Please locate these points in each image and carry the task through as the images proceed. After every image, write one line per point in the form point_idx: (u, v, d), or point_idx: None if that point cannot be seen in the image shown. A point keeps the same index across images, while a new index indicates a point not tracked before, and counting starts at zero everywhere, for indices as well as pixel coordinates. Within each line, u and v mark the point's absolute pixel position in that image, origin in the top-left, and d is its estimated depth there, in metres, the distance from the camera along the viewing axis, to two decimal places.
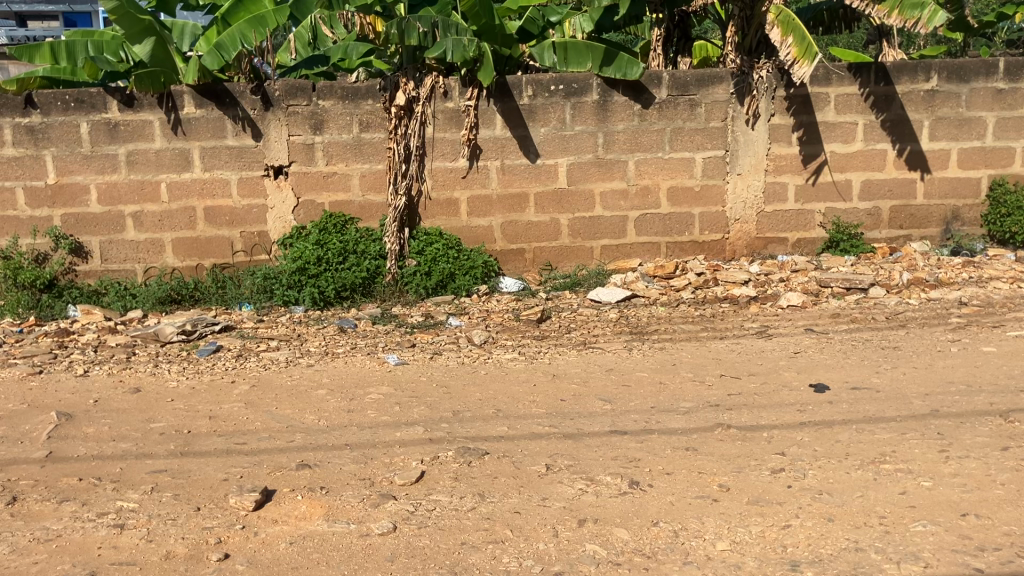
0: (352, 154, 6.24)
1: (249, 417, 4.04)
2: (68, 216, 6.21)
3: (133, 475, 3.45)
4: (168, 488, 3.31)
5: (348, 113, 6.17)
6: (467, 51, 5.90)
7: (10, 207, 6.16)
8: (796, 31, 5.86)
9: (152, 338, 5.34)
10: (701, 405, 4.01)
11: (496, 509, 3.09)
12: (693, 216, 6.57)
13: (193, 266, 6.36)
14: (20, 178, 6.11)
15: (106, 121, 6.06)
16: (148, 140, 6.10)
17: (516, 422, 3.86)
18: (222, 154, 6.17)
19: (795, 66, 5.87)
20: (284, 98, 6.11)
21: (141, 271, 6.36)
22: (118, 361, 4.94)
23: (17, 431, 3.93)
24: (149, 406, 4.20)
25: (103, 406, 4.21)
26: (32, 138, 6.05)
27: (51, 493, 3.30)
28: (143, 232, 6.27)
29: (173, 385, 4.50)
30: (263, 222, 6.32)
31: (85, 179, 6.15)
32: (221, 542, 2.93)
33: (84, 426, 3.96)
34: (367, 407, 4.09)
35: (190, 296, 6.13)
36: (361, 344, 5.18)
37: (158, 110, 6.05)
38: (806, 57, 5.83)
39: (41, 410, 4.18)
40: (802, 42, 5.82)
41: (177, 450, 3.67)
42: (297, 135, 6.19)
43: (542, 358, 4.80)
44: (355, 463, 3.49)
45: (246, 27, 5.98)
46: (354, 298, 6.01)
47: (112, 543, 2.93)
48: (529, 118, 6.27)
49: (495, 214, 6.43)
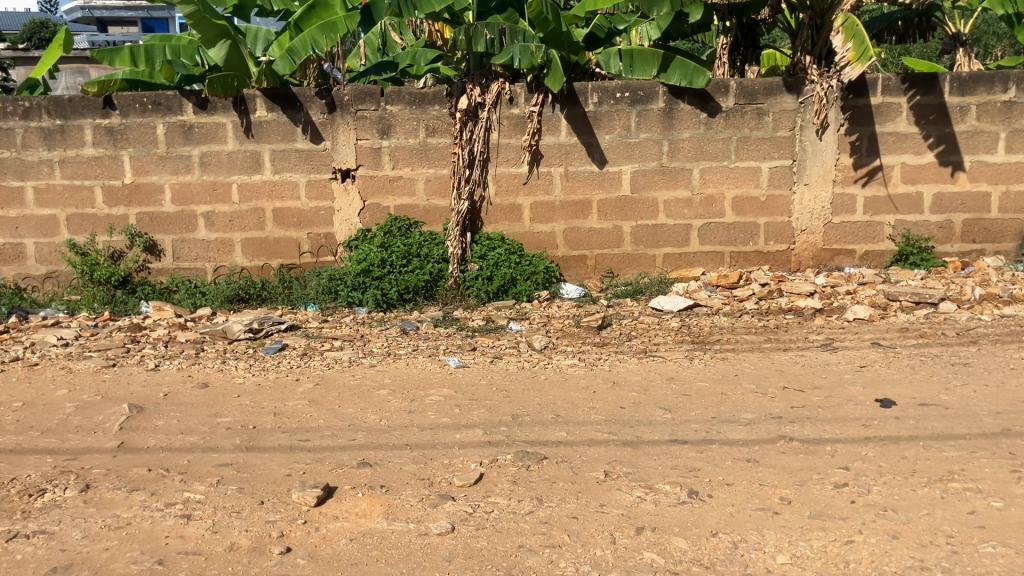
0: (418, 159, 6.32)
1: (313, 414, 4.12)
2: (143, 214, 6.40)
3: (201, 467, 3.53)
4: (234, 481, 3.39)
5: (415, 118, 6.25)
6: (534, 58, 5.93)
7: (88, 205, 6.38)
8: (857, 36, 5.92)
9: (220, 335, 5.48)
10: (762, 416, 3.96)
11: (554, 513, 3.10)
12: (759, 225, 6.49)
13: (261, 266, 6.50)
14: (100, 177, 6.32)
15: (181, 123, 6.23)
16: (221, 142, 6.25)
17: (575, 428, 3.86)
18: (291, 157, 6.30)
19: (849, 68, 5.98)
20: (353, 102, 6.20)
21: (211, 269, 6.51)
22: (187, 357, 5.07)
23: (91, 421, 4.06)
24: (216, 402, 4.29)
25: (173, 400, 4.33)
26: (112, 139, 6.25)
27: (121, 482, 3.41)
28: (215, 231, 6.43)
29: (240, 381, 4.60)
30: (330, 224, 6.43)
31: (160, 178, 6.33)
32: (284, 536, 2.99)
33: (155, 418, 4.08)
34: (427, 408, 4.13)
35: (258, 295, 6.29)
36: (423, 346, 5.23)
37: (231, 113, 6.20)
38: (862, 61, 5.90)
39: (114, 402, 4.31)
40: (860, 48, 5.89)
41: (243, 444, 3.76)
42: (365, 139, 6.28)
43: (603, 364, 4.79)
44: (416, 463, 3.53)
45: (317, 32, 6.04)
46: (417, 300, 6.08)
47: (179, 532, 3.01)
48: (594, 124, 6.26)
49: (557, 221, 6.45)
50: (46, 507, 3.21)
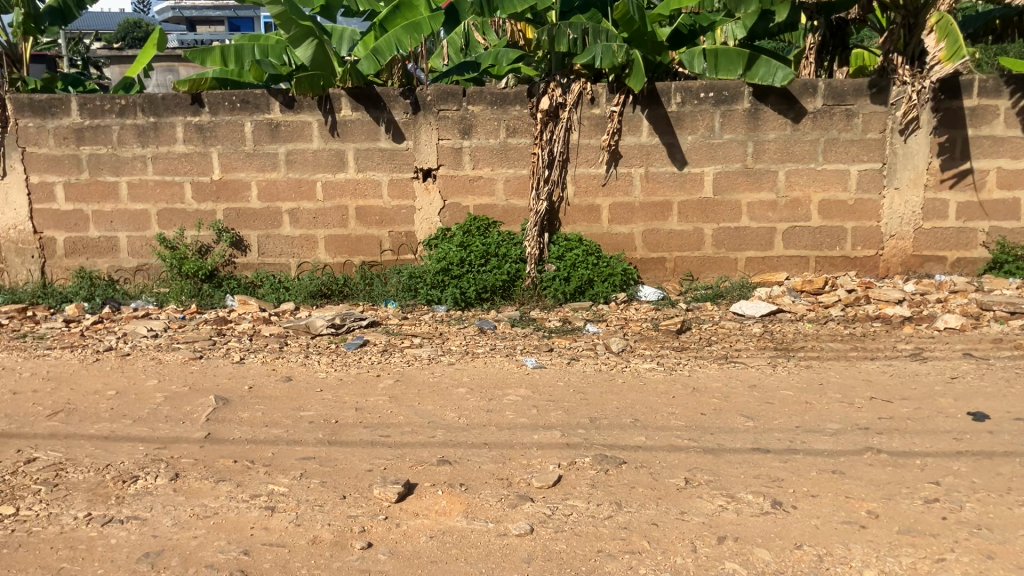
0: (498, 159, 6.33)
1: (393, 410, 4.16)
2: (230, 210, 6.56)
3: (285, 460, 3.60)
4: (317, 475, 3.45)
5: (496, 118, 6.26)
6: (615, 57, 5.88)
7: (179, 201, 6.56)
8: (951, 35, 5.68)
9: (304, 330, 5.58)
10: (848, 427, 3.86)
11: (634, 519, 3.07)
12: (845, 230, 6.34)
13: (343, 263, 6.60)
14: (190, 174, 6.50)
15: (269, 121, 6.36)
16: (307, 141, 6.37)
17: (655, 433, 3.82)
18: (374, 156, 6.38)
19: (939, 68, 5.77)
20: (436, 102, 6.24)
21: (295, 265, 6.64)
22: (272, 350, 5.18)
23: (180, 411, 4.18)
24: (299, 396, 4.37)
25: (257, 393, 4.42)
26: (202, 136, 6.42)
27: (209, 472, 3.50)
28: (299, 228, 6.56)
29: (322, 376, 4.69)
30: (411, 223, 6.50)
31: (247, 176, 6.48)
32: (365, 531, 3.03)
33: (240, 410, 4.18)
34: (505, 408, 4.14)
35: (340, 291, 6.42)
36: (501, 346, 5.24)
37: (317, 112, 6.31)
38: (952, 60, 5.67)
39: (201, 393, 4.43)
40: (953, 46, 5.65)
41: (325, 438, 3.82)
42: (446, 139, 6.33)
43: (683, 369, 4.73)
44: (494, 462, 3.54)
45: (402, 32, 6.12)
46: (494, 299, 6.11)
47: (263, 524, 3.07)
48: (677, 125, 6.19)
49: (637, 222, 6.40)
50: (138, 494, 3.33)
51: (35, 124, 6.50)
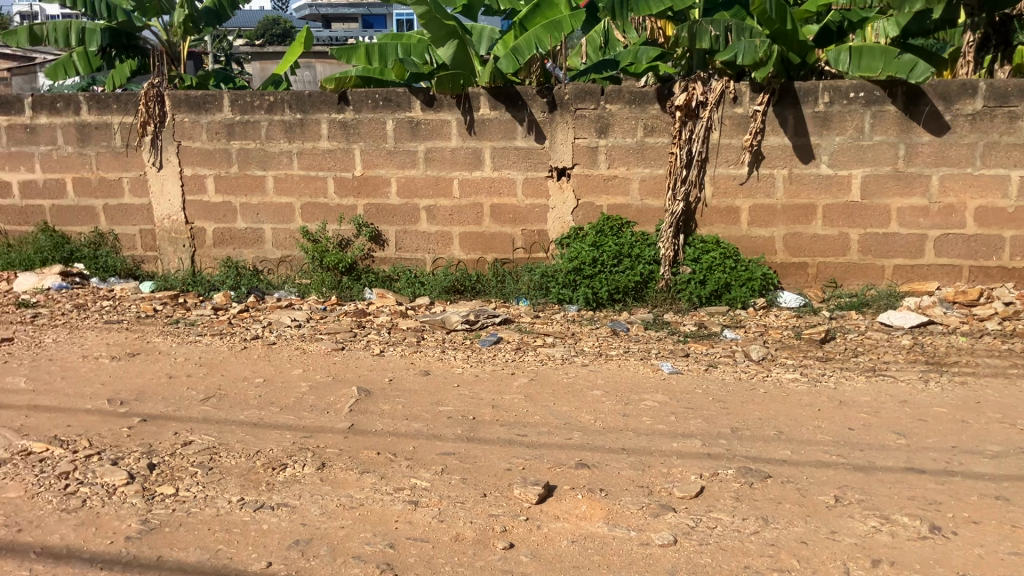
0: (635, 158, 6.26)
1: (530, 409, 4.17)
2: (370, 206, 6.73)
3: (426, 454, 3.67)
4: (457, 471, 3.49)
5: (634, 117, 6.20)
6: (757, 54, 5.72)
7: (322, 195, 6.77)
8: None
9: (439, 325, 5.66)
10: (1011, 450, 3.64)
11: (782, 536, 2.97)
12: (1004, 239, 5.99)
13: (477, 260, 6.68)
14: (332, 169, 6.69)
15: (409, 119, 6.48)
16: (445, 139, 6.46)
17: (801, 447, 3.69)
18: (511, 154, 6.41)
19: None
20: (573, 101, 6.22)
21: (430, 260, 6.77)
22: (409, 344, 5.29)
23: (324, 401, 4.33)
24: (437, 390, 4.45)
25: (397, 385, 4.53)
26: (345, 133, 6.59)
27: (354, 463, 3.59)
28: (435, 224, 6.67)
29: (459, 371, 4.75)
30: (544, 221, 6.51)
31: (387, 172, 6.62)
32: (507, 530, 3.04)
33: (381, 402, 4.29)
34: (643, 413, 4.09)
35: (473, 287, 6.48)
36: (635, 349, 5.18)
37: (456, 111, 6.39)
38: None
39: (343, 383, 4.56)
40: None
41: (464, 434, 3.86)
42: (583, 138, 6.30)
43: (827, 381, 4.56)
44: (634, 469, 3.50)
45: (541, 31, 6.13)
46: (627, 301, 6.06)
47: (408, 518, 3.13)
48: (823, 126, 5.98)
49: (778, 225, 6.22)
50: (287, 481, 3.45)
51: (190, 120, 6.84)
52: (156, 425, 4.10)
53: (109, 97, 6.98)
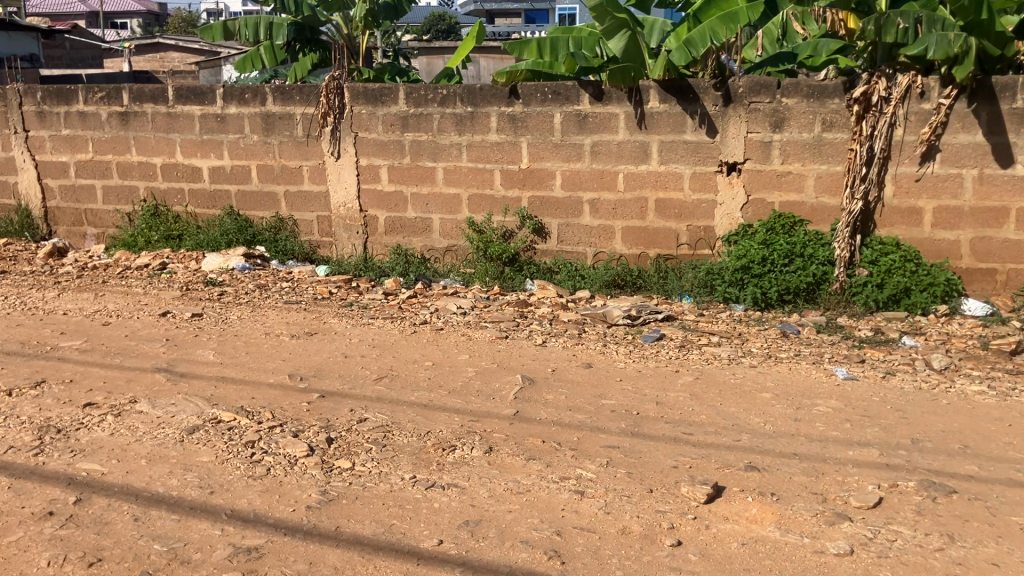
0: (811, 154, 6.06)
1: (696, 408, 4.12)
2: (535, 198, 6.82)
3: (591, 445, 3.72)
4: (623, 465, 3.52)
5: (812, 112, 5.99)
6: (951, 47, 5.38)
7: (488, 187, 6.91)
8: None
9: (600, 319, 5.67)
10: None
11: (969, 556, 2.82)
12: None
13: (639, 255, 6.64)
14: (500, 162, 6.82)
15: (578, 112, 6.51)
16: (613, 132, 6.45)
17: (990, 463, 3.48)
18: (679, 148, 6.33)
19: None
20: (748, 94, 6.07)
21: (592, 254, 6.78)
22: (571, 336, 5.33)
23: (491, 387, 4.49)
24: (601, 383, 4.48)
25: (560, 375, 4.61)
26: (514, 125, 6.70)
27: (520, 448, 3.73)
28: (598, 218, 6.67)
29: (622, 366, 4.75)
30: (711, 218, 6.40)
31: (553, 165, 6.68)
32: (674, 528, 3.05)
33: (545, 391, 4.39)
34: (815, 419, 3.95)
35: (634, 282, 6.50)
36: (806, 352, 5.02)
37: (625, 104, 6.37)
38: None
39: (508, 371, 4.71)
40: None
41: (629, 429, 3.87)
42: (756, 132, 6.13)
43: (1019, 396, 4.26)
44: (806, 475, 3.39)
45: (717, 23, 6.05)
46: (797, 302, 5.91)
47: (574, 507, 3.22)
48: (1021, 123, 5.60)
49: (964, 228, 5.88)
50: (457, 462, 3.66)
51: (366, 112, 7.12)
52: (333, 401, 4.43)
53: (293, 89, 7.34)
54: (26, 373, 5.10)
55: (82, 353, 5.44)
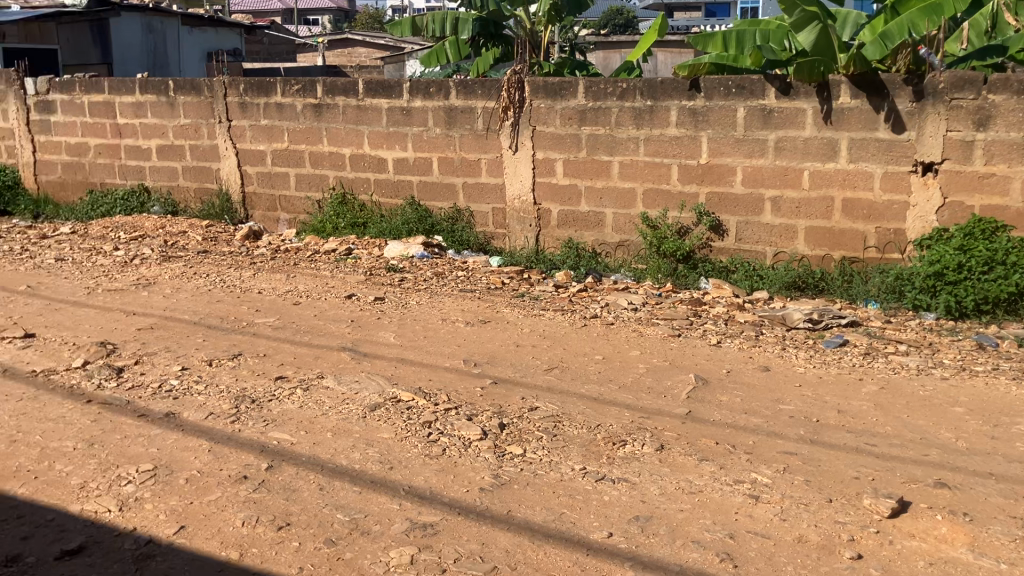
0: (1017, 155, 5.72)
1: (880, 419, 4.01)
2: (712, 194, 6.74)
3: (766, 451, 3.77)
4: (800, 471, 3.56)
5: (1021, 109, 5.66)
6: None
7: (665, 181, 6.89)
8: None
9: (779, 321, 5.53)
10: None
11: None
12: None
13: (822, 256, 6.44)
14: (678, 157, 6.79)
15: (762, 107, 6.42)
16: (799, 127, 6.32)
17: None
18: (870, 146, 6.12)
19: None
20: (949, 90, 5.80)
21: (771, 254, 6.64)
22: (748, 338, 5.26)
23: (663, 385, 4.56)
24: (778, 387, 4.45)
25: (735, 377, 4.62)
26: (694, 120, 6.67)
27: (692, 448, 3.84)
28: (780, 217, 6.53)
29: (801, 371, 4.67)
30: (902, 220, 6.13)
31: (734, 161, 6.60)
32: (854, 540, 3.07)
33: (718, 393, 4.42)
34: (1014, 438, 3.74)
35: (815, 286, 6.31)
36: (1005, 367, 4.67)
37: (813, 99, 6.23)
38: None
39: (681, 369, 4.76)
40: None
41: (807, 436, 3.87)
42: (956, 130, 5.84)
43: None
44: (1004, 497, 3.28)
45: (918, 15, 5.96)
46: (996, 313, 5.55)
47: (748, 511, 3.30)
48: None
49: None
50: (627, 457, 3.80)
51: (546, 105, 7.25)
52: (505, 388, 4.62)
53: (476, 83, 7.55)
54: (225, 345, 5.50)
55: (274, 329, 5.79)
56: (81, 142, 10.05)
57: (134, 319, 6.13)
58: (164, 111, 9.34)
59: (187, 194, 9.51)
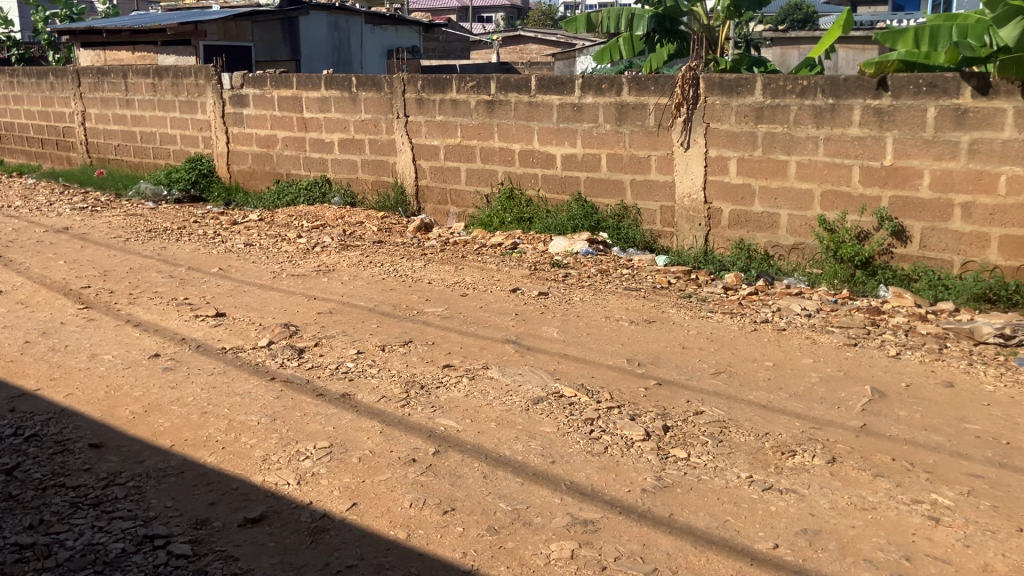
0: None
1: None
2: (897, 198, 6.43)
3: (948, 471, 3.59)
4: (986, 496, 3.38)
5: None
6: None
7: (845, 183, 6.64)
8: None
9: (966, 335, 5.23)
10: None
11: None
12: None
13: (1018, 268, 6.06)
14: (860, 157, 6.52)
15: (955, 107, 6.05)
16: (996, 129, 5.93)
17: None
18: None
19: None
20: None
21: (959, 263, 6.29)
22: (931, 351, 4.99)
23: (835, 396, 4.39)
24: (963, 405, 4.21)
25: (915, 393, 4.38)
26: (879, 119, 6.38)
27: (866, 463, 3.69)
28: (971, 224, 6.16)
29: (990, 389, 4.39)
30: None
31: (922, 163, 6.27)
32: None
33: (897, 407, 4.22)
34: None
35: (1008, 298, 5.93)
36: None
37: (1015, 99, 5.83)
38: None
39: (856, 381, 4.57)
40: None
41: (997, 459, 3.68)
42: None
43: None
44: None
45: None
46: None
47: (927, 534, 3.16)
48: None
49: None
50: (796, 468, 3.69)
51: (720, 103, 7.13)
52: (669, 390, 4.57)
53: (649, 79, 7.49)
54: (397, 332, 5.70)
55: (443, 319, 5.96)
56: (270, 134, 10.66)
57: (313, 303, 6.46)
58: (346, 106, 9.78)
59: (365, 186, 9.92)
